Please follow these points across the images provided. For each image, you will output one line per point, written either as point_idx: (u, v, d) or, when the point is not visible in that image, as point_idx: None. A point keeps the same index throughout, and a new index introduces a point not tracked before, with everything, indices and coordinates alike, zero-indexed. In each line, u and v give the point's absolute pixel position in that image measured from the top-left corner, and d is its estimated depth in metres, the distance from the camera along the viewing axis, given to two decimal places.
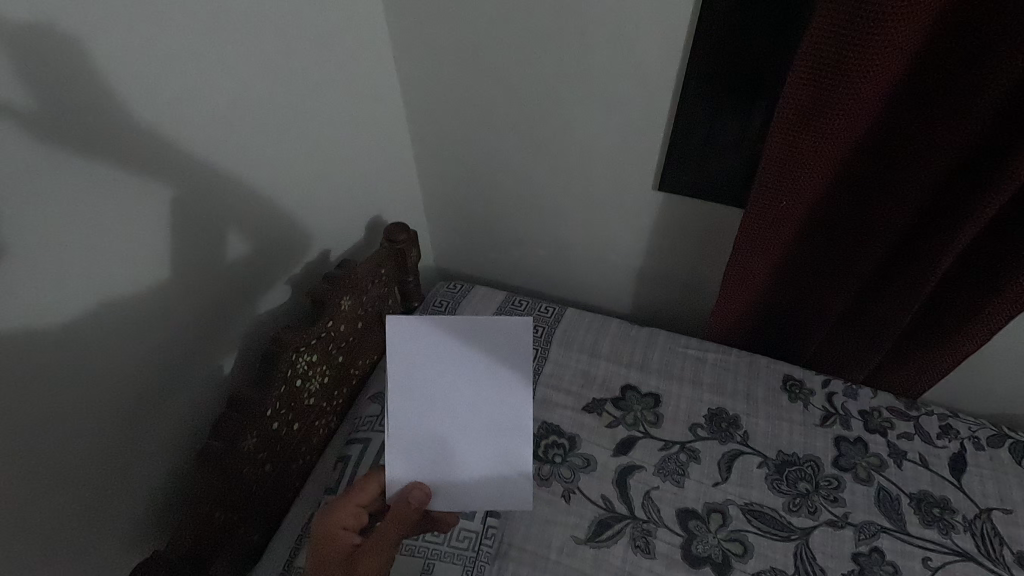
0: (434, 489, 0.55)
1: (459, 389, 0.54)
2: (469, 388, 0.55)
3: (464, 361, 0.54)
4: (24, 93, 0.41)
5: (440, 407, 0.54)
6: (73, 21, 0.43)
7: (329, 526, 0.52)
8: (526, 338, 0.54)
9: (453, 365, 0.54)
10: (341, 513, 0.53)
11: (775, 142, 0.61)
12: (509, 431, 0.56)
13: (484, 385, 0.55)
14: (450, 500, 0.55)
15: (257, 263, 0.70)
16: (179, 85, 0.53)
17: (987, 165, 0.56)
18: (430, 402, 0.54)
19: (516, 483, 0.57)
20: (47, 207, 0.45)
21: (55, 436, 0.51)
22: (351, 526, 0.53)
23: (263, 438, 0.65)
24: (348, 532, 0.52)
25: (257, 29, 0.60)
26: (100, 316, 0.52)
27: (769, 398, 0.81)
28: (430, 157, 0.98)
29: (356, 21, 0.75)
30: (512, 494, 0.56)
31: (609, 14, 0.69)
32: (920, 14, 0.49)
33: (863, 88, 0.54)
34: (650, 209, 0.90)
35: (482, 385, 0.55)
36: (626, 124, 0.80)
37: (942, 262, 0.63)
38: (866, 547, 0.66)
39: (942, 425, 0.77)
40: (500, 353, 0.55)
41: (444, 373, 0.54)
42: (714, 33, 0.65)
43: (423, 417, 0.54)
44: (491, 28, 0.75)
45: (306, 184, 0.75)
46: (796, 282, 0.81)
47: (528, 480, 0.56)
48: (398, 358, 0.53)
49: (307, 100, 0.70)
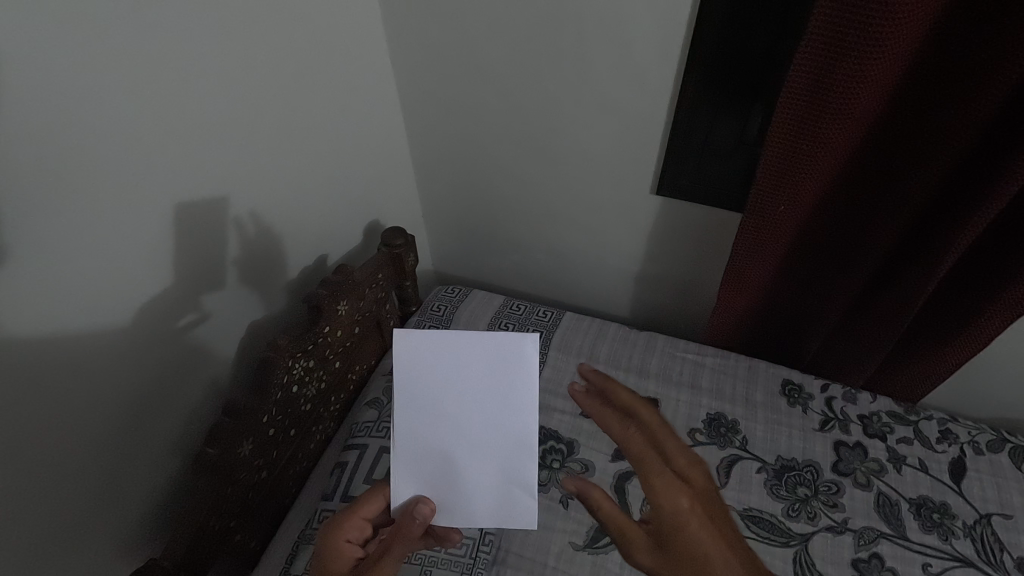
0: (438, 504, 0.51)
1: (462, 406, 0.48)
2: (479, 408, 0.49)
3: (473, 378, 0.48)
4: (23, 101, 0.41)
5: (443, 423, 0.49)
6: (73, 29, 0.43)
7: (333, 542, 0.54)
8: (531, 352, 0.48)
9: (462, 382, 0.48)
10: (345, 529, 0.54)
11: (773, 144, 0.60)
12: (516, 450, 0.50)
13: (489, 402, 0.49)
14: (453, 516, 0.52)
15: (254, 269, 0.70)
16: (177, 92, 0.53)
17: (988, 168, 0.56)
18: (438, 421, 0.49)
19: (522, 503, 0.52)
20: (46, 215, 0.45)
21: (51, 443, 0.50)
22: (356, 538, 0.55)
23: (260, 444, 0.65)
24: (354, 544, 0.54)
25: (254, 35, 0.59)
26: (97, 323, 0.52)
27: (768, 403, 0.81)
28: (428, 161, 0.98)
29: (353, 25, 0.74)
30: (517, 514, 0.52)
31: (608, 18, 0.69)
32: (919, 15, 0.49)
33: (862, 89, 0.54)
34: (649, 213, 0.89)
35: (493, 405, 0.49)
36: (624, 127, 0.79)
37: (942, 265, 0.62)
38: (866, 553, 0.66)
39: (942, 430, 0.77)
40: (512, 370, 0.48)
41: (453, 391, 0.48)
42: (713, 36, 0.65)
43: (425, 433, 0.49)
44: (489, 32, 0.75)
45: (304, 189, 0.75)
46: (796, 284, 0.81)
47: (534, 501, 0.51)
48: (399, 370, 0.48)
49: (304, 105, 0.70)
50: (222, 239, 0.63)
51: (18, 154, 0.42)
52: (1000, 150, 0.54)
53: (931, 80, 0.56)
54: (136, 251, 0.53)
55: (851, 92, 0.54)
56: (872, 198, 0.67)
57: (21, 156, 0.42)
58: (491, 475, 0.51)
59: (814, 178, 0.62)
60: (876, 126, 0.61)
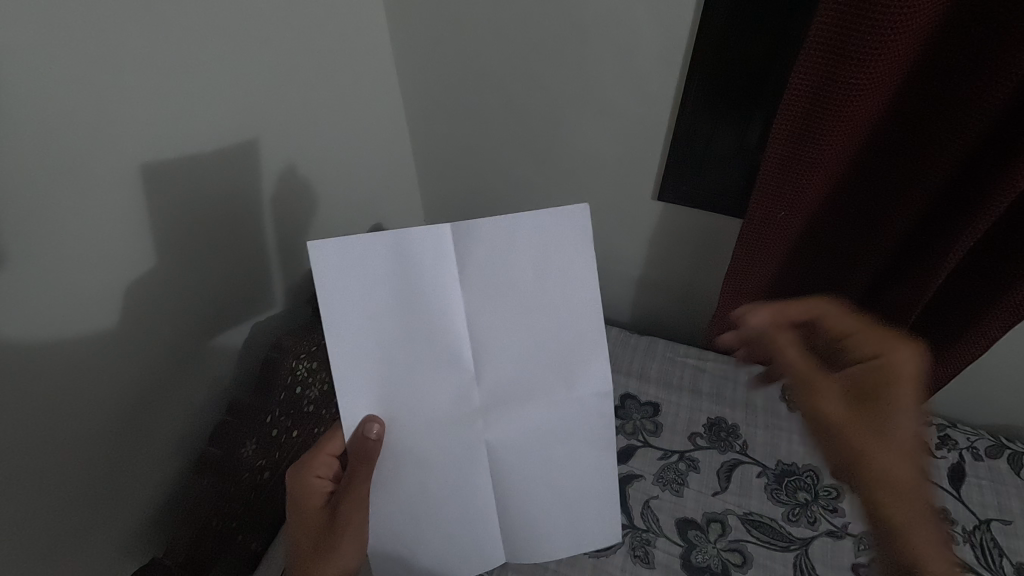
0: (389, 439, 0.48)
1: (388, 371, 0.46)
2: (396, 371, 0.46)
3: (389, 359, 0.46)
4: (29, 97, 0.42)
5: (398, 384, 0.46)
6: (69, 16, 0.43)
7: (306, 477, 0.55)
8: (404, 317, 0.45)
9: (384, 356, 0.45)
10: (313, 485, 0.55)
11: (776, 147, 0.61)
12: (423, 371, 0.47)
13: (396, 363, 0.46)
14: (465, 436, 0.50)
15: (257, 271, 0.71)
16: (181, 94, 0.53)
17: (992, 170, 0.56)
18: (386, 377, 0.46)
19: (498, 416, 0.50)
20: (54, 214, 0.46)
21: (57, 440, 0.50)
22: (325, 474, 0.55)
23: (264, 445, 0.65)
24: (324, 480, 0.55)
25: (259, 37, 0.61)
26: (101, 321, 0.52)
27: (769, 408, 0.82)
28: (431, 165, 0.99)
29: (356, 29, 0.75)
30: (501, 434, 0.51)
31: (610, 23, 0.70)
32: (921, 19, 0.49)
33: (865, 93, 0.54)
34: (650, 219, 0.90)
35: (405, 370, 0.46)
36: (625, 133, 0.80)
37: (945, 266, 0.62)
38: (867, 558, 0.65)
39: (940, 436, 0.78)
40: (421, 334, 0.46)
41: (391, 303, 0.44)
42: (714, 46, 0.66)
43: (398, 388, 0.47)
44: (491, 35, 0.76)
45: (308, 192, 0.75)
46: (799, 287, 0.81)
47: (504, 413, 0.50)
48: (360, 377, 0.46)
49: (310, 110, 0.71)
50: (223, 238, 0.64)
51: (15, 146, 0.42)
52: (1002, 152, 0.55)
53: (934, 80, 0.56)
54: (136, 246, 0.53)
55: (854, 93, 0.53)
56: (879, 200, 0.67)
57: (17, 146, 0.42)
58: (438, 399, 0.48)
59: (817, 181, 0.63)
60: (881, 127, 0.61)
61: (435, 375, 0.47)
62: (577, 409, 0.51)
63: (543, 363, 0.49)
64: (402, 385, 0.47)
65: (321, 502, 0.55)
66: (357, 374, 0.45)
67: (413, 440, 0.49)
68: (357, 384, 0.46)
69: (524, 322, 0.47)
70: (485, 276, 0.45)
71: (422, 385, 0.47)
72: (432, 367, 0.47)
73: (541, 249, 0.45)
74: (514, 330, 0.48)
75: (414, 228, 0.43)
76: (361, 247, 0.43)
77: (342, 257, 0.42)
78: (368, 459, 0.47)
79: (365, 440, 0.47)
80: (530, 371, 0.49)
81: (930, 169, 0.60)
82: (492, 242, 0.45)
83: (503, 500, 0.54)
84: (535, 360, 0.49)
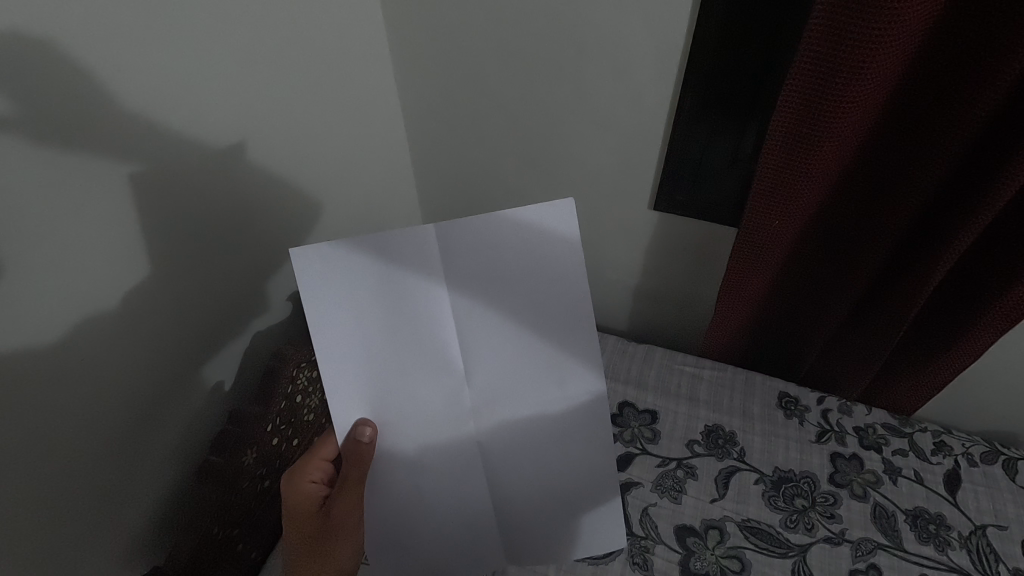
0: (378, 441, 0.50)
1: (379, 376, 0.47)
2: (386, 375, 0.48)
3: (376, 364, 0.47)
4: (39, 110, 0.43)
5: (391, 388, 0.48)
6: (79, 30, 0.44)
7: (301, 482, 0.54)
8: (394, 323, 0.46)
9: (373, 360, 0.47)
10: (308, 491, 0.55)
11: (770, 153, 0.62)
12: (411, 375, 0.48)
13: (387, 368, 0.47)
14: (460, 439, 0.51)
15: (257, 280, 0.72)
16: (186, 107, 0.55)
17: (982, 174, 0.57)
18: (375, 381, 0.47)
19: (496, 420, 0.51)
20: (62, 223, 0.47)
21: (58, 447, 0.51)
22: (318, 479, 0.56)
23: (264, 454, 0.65)
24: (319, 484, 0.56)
25: (263, 51, 0.62)
26: (105, 330, 0.53)
27: (765, 415, 0.82)
28: (429, 175, 1.00)
29: (356, 42, 0.77)
30: (498, 439, 0.51)
31: (604, 38, 0.71)
32: (912, 28, 0.50)
33: (858, 101, 0.55)
34: (645, 228, 0.91)
35: (393, 374, 0.48)
36: (621, 144, 0.82)
37: (938, 270, 0.62)
38: (863, 564, 0.66)
39: (935, 442, 0.78)
40: (409, 338, 0.47)
41: (377, 310, 0.46)
42: (706, 59, 0.67)
43: (389, 391, 0.48)
44: (488, 48, 0.78)
45: (308, 202, 0.77)
46: (794, 294, 0.82)
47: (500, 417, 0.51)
48: (350, 381, 0.47)
49: (312, 120, 0.72)
50: (224, 248, 0.65)
51: (20, 154, 0.42)
52: (993, 156, 0.56)
53: (930, 82, 0.57)
54: (139, 255, 0.54)
55: (849, 95, 0.54)
56: (872, 207, 0.68)
57: (27, 155, 0.43)
58: (427, 401, 0.49)
59: (812, 186, 0.63)
60: (873, 134, 0.63)
61: (425, 379, 0.49)
62: (573, 412, 0.52)
63: (538, 369, 0.50)
64: (392, 389, 0.48)
65: (314, 507, 0.55)
66: (345, 378, 0.47)
67: (405, 442, 0.50)
68: (347, 388, 0.47)
69: (511, 326, 0.48)
70: (471, 282, 0.46)
71: (415, 387, 0.49)
72: (422, 370, 0.48)
73: (535, 256, 0.46)
74: (509, 335, 0.48)
75: (395, 235, 0.44)
76: (349, 257, 0.44)
77: (324, 267, 0.44)
78: (362, 462, 0.48)
79: (358, 444, 0.48)
80: (526, 377, 0.50)
81: (927, 169, 0.61)
82: (483, 250, 0.46)
83: (500, 504, 0.54)
84: (530, 366, 0.49)
